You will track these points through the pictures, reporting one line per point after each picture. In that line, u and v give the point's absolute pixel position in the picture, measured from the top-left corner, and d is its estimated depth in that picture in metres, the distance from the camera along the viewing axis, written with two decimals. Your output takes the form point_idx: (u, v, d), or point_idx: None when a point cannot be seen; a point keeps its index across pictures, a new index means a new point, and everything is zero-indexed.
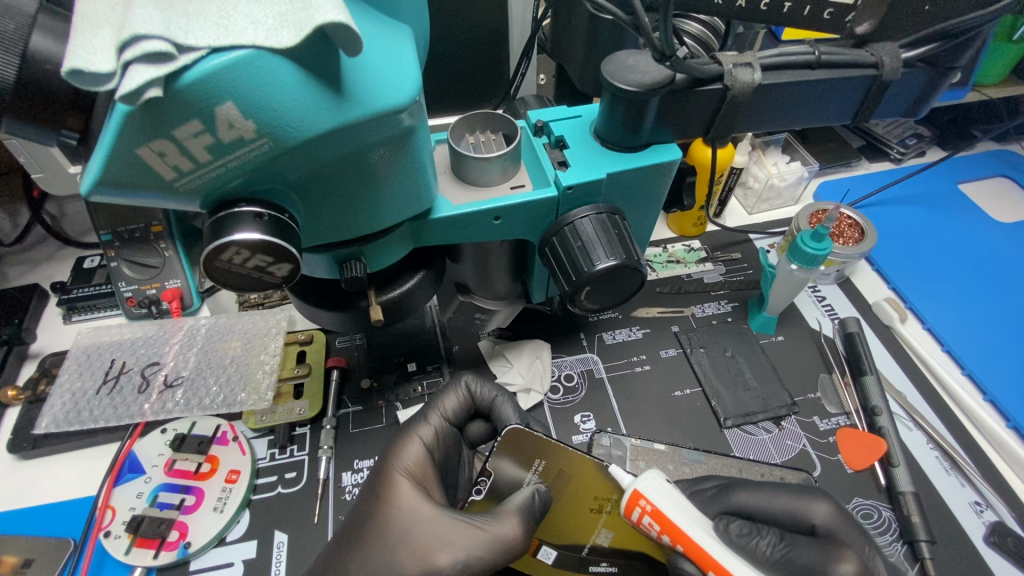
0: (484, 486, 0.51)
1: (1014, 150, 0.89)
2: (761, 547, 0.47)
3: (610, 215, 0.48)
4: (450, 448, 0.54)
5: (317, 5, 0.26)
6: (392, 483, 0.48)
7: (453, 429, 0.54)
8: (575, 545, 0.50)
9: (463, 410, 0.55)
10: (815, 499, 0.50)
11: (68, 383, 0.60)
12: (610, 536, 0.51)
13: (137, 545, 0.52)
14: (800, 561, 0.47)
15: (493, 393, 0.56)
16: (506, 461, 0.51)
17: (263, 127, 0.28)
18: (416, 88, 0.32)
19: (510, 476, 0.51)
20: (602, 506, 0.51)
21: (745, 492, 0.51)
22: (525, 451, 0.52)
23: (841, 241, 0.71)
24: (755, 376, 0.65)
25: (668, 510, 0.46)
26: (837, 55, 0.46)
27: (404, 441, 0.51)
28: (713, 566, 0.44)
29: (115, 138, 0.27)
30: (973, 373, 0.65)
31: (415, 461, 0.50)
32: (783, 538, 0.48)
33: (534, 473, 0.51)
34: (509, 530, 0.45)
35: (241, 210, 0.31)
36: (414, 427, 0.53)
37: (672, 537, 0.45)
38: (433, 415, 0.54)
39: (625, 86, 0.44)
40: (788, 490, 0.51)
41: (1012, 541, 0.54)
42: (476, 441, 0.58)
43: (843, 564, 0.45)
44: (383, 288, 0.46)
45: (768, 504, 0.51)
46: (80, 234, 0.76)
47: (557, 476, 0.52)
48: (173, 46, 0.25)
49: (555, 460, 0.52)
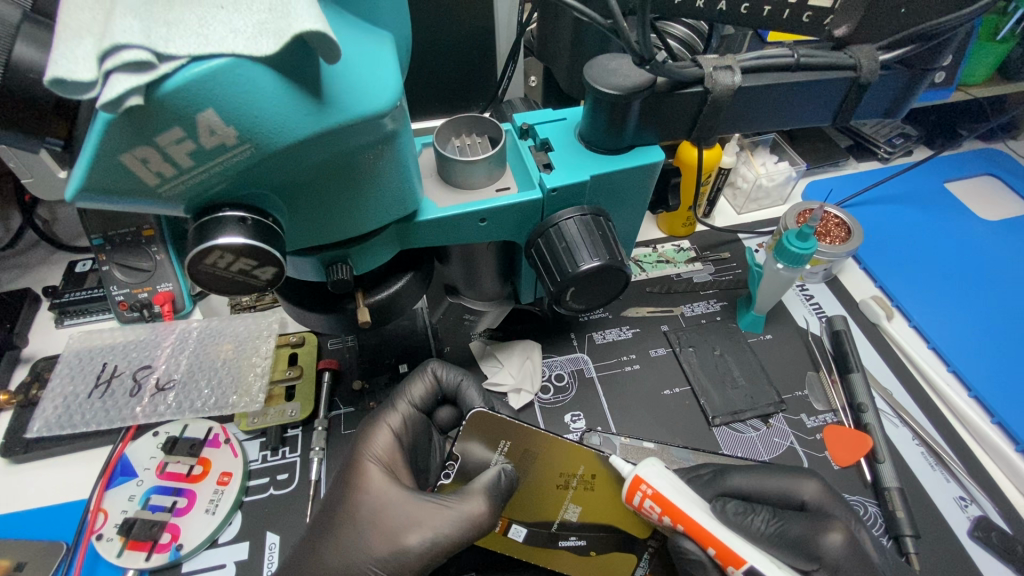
0: (453, 470, 0.51)
1: (999, 149, 0.90)
2: (755, 523, 0.49)
3: (594, 216, 0.48)
4: (418, 433, 0.54)
5: (296, 13, 0.27)
6: (363, 471, 0.48)
7: (421, 414, 0.55)
8: (545, 522, 0.51)
9: (430, 397, 0.56)
10: (796, 492, 0.51)
11: (60, 387, 0.61)
12: (579, 511, 0.51)
13: (129, 548, 0.52)
14: (792, 533, 0.48)
15: (458, 376, 0.56)
16: (474, 443, 0.51)
17: (244, 133, 0.28)
18: (396, 94, 0.32)
19: (477, 457, 0.51)
20: (567, 482, 0.51)
21: (741, 474, 0.52)
22: (492, 432, 0.51)
23: (827, 241, 0.72)
24: (743, 374, 0.66)
25: (669, 492, 0.46)
26: (815, 58, 0.47)
27: (374, 429, 0.52)
28: (713, 543, 0.45)
29: (98, 145, 0.27)
30: (958, 369, 0.66)
31: (384, 448, 0.50)
32: (776, 513, 0.50)
33: (500, 453, 0.51)
34: (475, 507, 0.45)
35: (225, 214, 0.32)
36: (382, 415, 0.53)
37: (673, 518, 0.46)
38: (400, 403, 0.54)
39: (607, 89, 0.45)
40: (780, 470, 0.53)
41: (995, 536, 0.55)
42: (446, 427, 0.58)
43: (831, 534, 0.47)
44: (371, 290, 0.47)
45: (762, 485, 0.52)
46: (72, 238, 0.77)
47: (523, 455, 0.51)
48: (154, 55, 0.25)
49: (520, 440, 0.51)
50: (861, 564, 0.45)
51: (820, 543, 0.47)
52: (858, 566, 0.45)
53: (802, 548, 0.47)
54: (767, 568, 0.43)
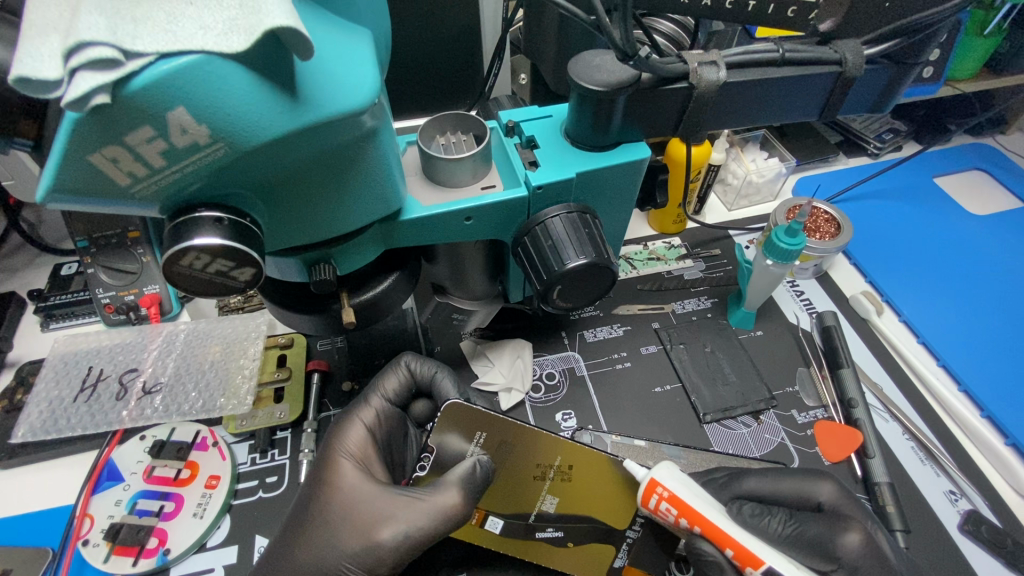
0: (428, 462, 0.50)
1: (988, 144, 0.91)
2: (772, 525, 0.49)
3: (581, 214, 0.48)
4: (393, 427, 0.54)
5: (267, 9, 0.26)
6: (336, 466, 0.48)
7: (395, 408, 0.54)
8: (522, 514, 0.50)
9: (404, 390, 0.55)
10: (790, 489, 0.51)
11: (45, 392, 0.60)
12: (556, 502, 0.50)
13: (116, 553, 0.52)
14: (809, 534, 0.48)
15: (433, 368, 0.56)
16: (451, 435, 0.51)
17: (217, 131, 0.28)
18: (375, 91, 0.32)
19: (453, 449, 0.51)
20: (544, 473, 0.51)
21: (755, 478, 0.52)
22: (468, 423, 0.51)
23: (817, 236, 0.72)
24: (734, 371, 0.66)
25: (685, 494, 0.45)
26: (801, 53, 0.47)
27: (346, 425, 0.51)
28: (731, 543, 0.44)
29: (65, 145, 0.26)
30: (948, 363, 0.66)
31: (357, 443, 0.50)
32: (792, 515, 0.50)
33: (477, 444, 0.51)
34: (449, 499, 0.45)
35: (200, 214, 0.31)
36: (356, 409, 0.53)
37: (690, 519, 0.45)
38: (374, 396, 0.53)
39: (592, 86, 0.44)
40: (792, 473, 0.52)
41: (985, 529, 0.55)
42: (422, 419, 0.58)
43: (850, 533, 0.47)
44: (356, 290, 0.46)
45: (777, 487, 0.52)
46: (57, 241, 0.76)
47: (499, 447, 0.51)
48: (120, 51, 0.25)
49: (497, 432, 0.51)
50: (879, 563, 0.46)
51: (839, 543, 0.47)
52: (876, 566, 0.46)
53: (819, 550, 0.48)
54: (784, 567, 0.42)
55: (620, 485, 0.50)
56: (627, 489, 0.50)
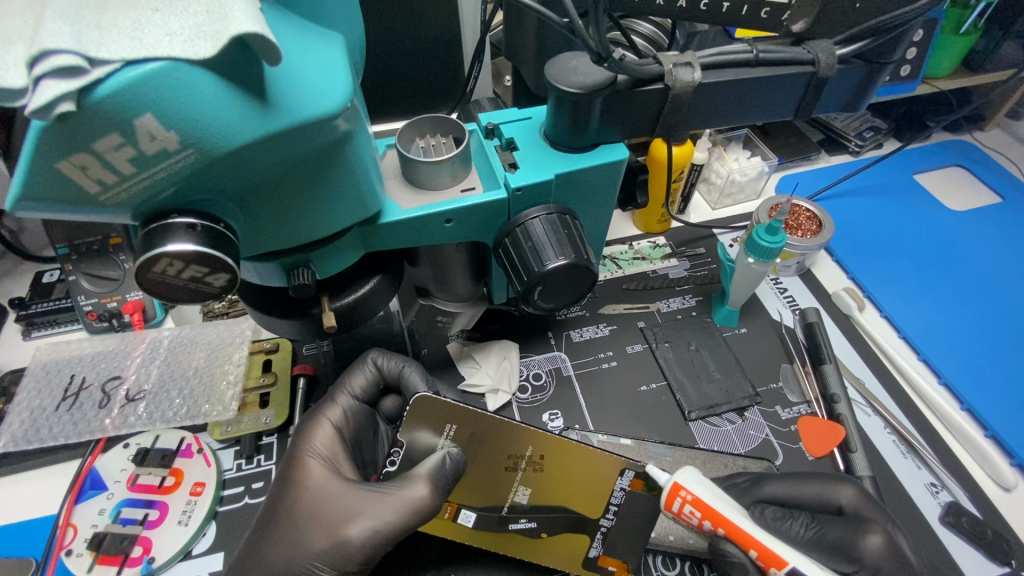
0: (398, 457, 0.51)
1: (967, 140, 0.92)
2: (794, 528, 0.51)
3: (560, 215, 0.48)
4: (361, 424, 0.54)
5: (234, 15, 0.26)
6: (304, 467, 0.48)
7: (363, 405, 0.54)
8: (495, 506, 0.51)
9: (372, 386, 0.55)
10: (812, 492, 0.52)
11: (27, 401, 0.59)
12: (529, 493, 0.51)
13: (99, 563, 0.51)
14: (830, 537, 0.49)
15: (400, 364, 0.55)
16: (421, 431, 0.50)
17: (187, 137, 0.28)
18: (347, 96, 0.32)
19: (425, 443, 0.50)
20: (515, 464, 0.51)
21: (776, 482, 0.53)
22: (436, 416, 0.50)
23: (799, 234, 0.72)
24: (718, 368, 0.67)
25: (708, 497, 0.46)
26: (774, 53, 0.48)
27: (313, 425, 0.51)
28: (755, 544, 0.44)
29: (32, 155, 0.26)
30: (928, 358, 0.67)
31: (324, 442, 0.50)
32: (814, 517, 0.51)
33: (446, 437, 0.50)
34: (418, 492, 0.45)
35: (173, 221, 0.31)
36: (322, 409, 0.53)
37: (713, 521, 0.46)
38: (340, 395, 0.53)
39: (568, 88, 0.45)
40: (814, 477, 0.53)
41: (965, 521, 0.56)
42: (392, 416, 0.58)
43: (871, 535, 0.48)
44: (337, 295, 0.46)
45: (798, 490, 0.52)
46: (39, 249, 0.75)
47: (469, 440, 0.51)
48: (85, 59, 0.25)
49: (467, 424, 0.51)
50: (898, 563, 0.47)
51: (862, 546, 0.48)
52: (897, 566, 0.47)
53: (841, 551, 0.49)
54: (808, 568, 0.42)
55: (596, 475, 0.50)
56: (602, 480, 0.50)
